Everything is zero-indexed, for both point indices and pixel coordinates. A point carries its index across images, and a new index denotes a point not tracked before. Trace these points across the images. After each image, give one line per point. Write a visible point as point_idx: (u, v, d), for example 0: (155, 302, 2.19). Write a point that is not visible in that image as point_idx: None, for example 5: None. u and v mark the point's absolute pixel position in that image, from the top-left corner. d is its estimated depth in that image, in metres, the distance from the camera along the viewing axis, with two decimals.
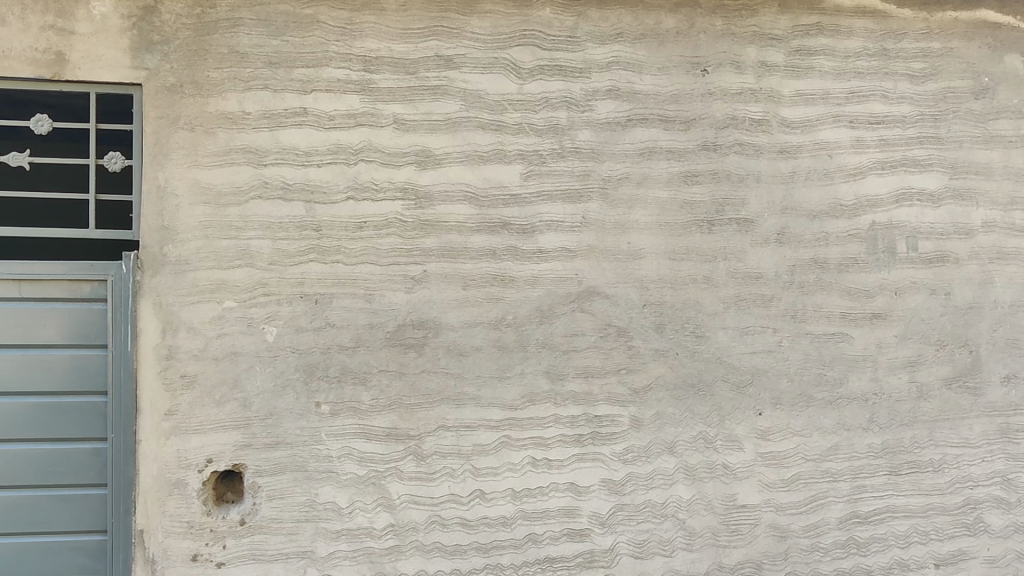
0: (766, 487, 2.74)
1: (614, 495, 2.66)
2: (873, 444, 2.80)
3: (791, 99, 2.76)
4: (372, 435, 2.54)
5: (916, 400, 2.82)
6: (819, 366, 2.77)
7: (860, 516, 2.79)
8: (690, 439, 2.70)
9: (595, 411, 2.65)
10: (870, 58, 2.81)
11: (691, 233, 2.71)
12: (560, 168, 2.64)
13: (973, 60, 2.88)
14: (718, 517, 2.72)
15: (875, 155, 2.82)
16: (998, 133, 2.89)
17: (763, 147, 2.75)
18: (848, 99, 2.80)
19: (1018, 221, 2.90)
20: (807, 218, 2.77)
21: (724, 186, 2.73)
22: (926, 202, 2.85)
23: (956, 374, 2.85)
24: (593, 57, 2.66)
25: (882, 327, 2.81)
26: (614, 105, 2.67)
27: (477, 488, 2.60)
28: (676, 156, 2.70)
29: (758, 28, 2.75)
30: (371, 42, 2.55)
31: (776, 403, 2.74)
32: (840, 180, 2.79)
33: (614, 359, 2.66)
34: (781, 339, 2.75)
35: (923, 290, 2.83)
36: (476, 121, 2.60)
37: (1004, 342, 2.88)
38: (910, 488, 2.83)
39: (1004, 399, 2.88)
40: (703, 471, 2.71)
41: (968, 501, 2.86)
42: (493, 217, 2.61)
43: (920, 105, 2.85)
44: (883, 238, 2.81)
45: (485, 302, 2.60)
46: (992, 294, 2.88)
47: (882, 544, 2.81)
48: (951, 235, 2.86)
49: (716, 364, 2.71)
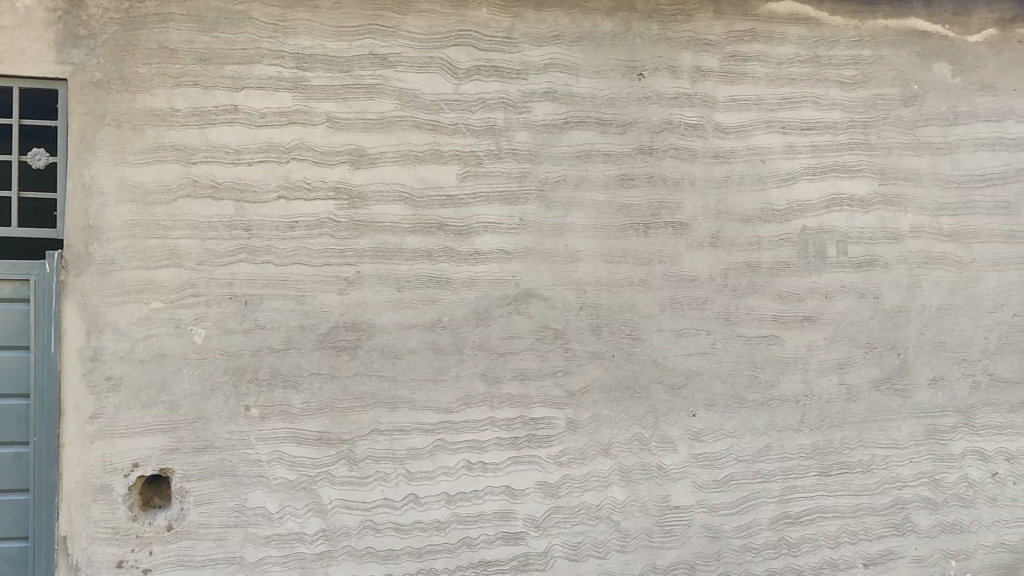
0: (699, 488, 2.75)
1: (548, 497, 2.65)
2: (803, 445, 2.84)
3: (724, 105, 2.78)
4: (303, 439, 2.50)
5: (845, 402, 2.86)
6: (752, 368, 2.79)
7: (791, 517, 2.83)
8: (624, 441, 2.70)
9: (531, 413, 2.64)
10: (803, 65, 2.85)
11: (627, 236, 2.71)
12: (497, 169, 2.62)
13: (901, 68, 2.94)
14: (652, 518, 2.72)
15: (808, 160, 2.85)
16: (926, 139, 2.95)
17: (698, 152, 2.76)
18: (781, 105, 2.83)
19: (945, 226, 2.95)
20: (740, 223, 2.79)
21: (660, 189, 2.74)
22: (856, 208, 2.89)
23: (884, 376, 2.90)
24: (529, 59, 2.65)
25: (813, 330, 2.84)
26: (550, 107, 2.66)
27: (410, 493, 2.57)
28: (612, 160, 2.70)
29: (693, 33, 2.76)
30: (305, 39, 2.51)
31: (709, 405, 2.75)
32: (773, 185, 2.82)
33: (549, 362, 2.65)
34: (715, 342, 2.76)
35: (852, 293, 2.88)
36: (411, 121, 2.57)
37: (931, 345, 2.94)
38: (840, 488, 2.86)
39: (931, 401, 2.93)
40: (637, 473, 2.71)
41: (896, 502, 2.91)
42: (428, 218, 2.58)
43: (851, 112, 2.89)
44: (815, 242, 2.85)
45: (419, 304, 2.57)
46: (919, 298, 2.93)
47: (812, 544, 2.84)
48: (880, 240, 2.90)
49: (651, 366, 2.71)
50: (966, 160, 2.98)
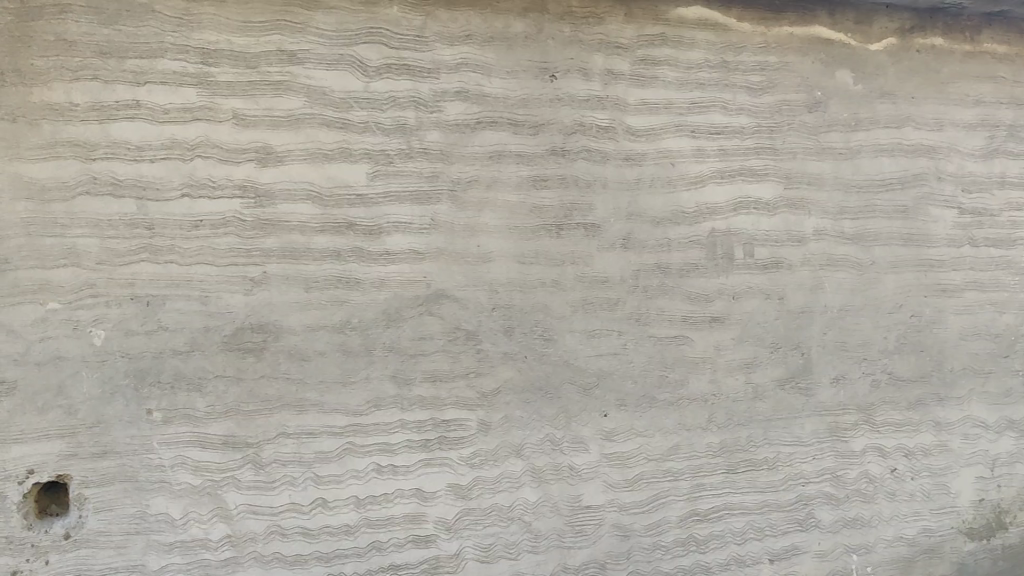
0: (610, 488, 2.77)
1: (460, 499, 2.64)
2: (712, 443, 2.88)
3: (635, 108, 2.80)
4: (207, 444, 2.45)
5: (752, 401, 2.92)
6: (662, 368, 2.82)
7: (699, 514, 2.88)
8: (536, 441, 2.70)
9: (442, 415, 2.62)
10: (711, 70, 2.88)
11: (540, 237, 2.71)
12: (408, 169, 2.58)
13: (805, 75, 3.00)
14: (564, 519, 2.73)
15: (715, 164, 2.89)
16: (829, 145, 3.02)
17: (609, 154, 2.77)
18: (690, 109, 2.86)
19: (847, 230, 3.03)
20: (651, 225, 2.82)
21: (572, 191, 2.74)
22: (762, 211, 2.94)
23: (788, 375, 2.96)
24: (441, 58, 2.61)
25: (721, 330, 2.89)
26: (462, 107, 2.63)
27: (318, 497, 2.53)
28: (524, 161, 2.69)
29: (604, 36, 2.76)
30: (209, 34, 2.44)
31: (620, 405, 2.77)
32: (682, 188, 2.85)
33: (461, 363, 2.64)
34: (626, 342, 2.78)
35: (758, 295, 2.93)
36: (319, 119, 2.51)
37: (834, 345, 3.01)
38: (746, 486, 2.93)
39: (833, 399, 3.01)
40: (549, 474, 2.71)
41: (800, 498, 2.99)
42: (337, 218, 2.53)
43: (757, 117, 2.95)
44: (722, 245, 2.89)
45: (328, 305, 2.53)
46: (822, 299, 3.00)
47: (719, 541, 2.91)
48: (785, 242, 2.97)
49: (563, 367, 2.72)
50: (867, 165, 3.06)
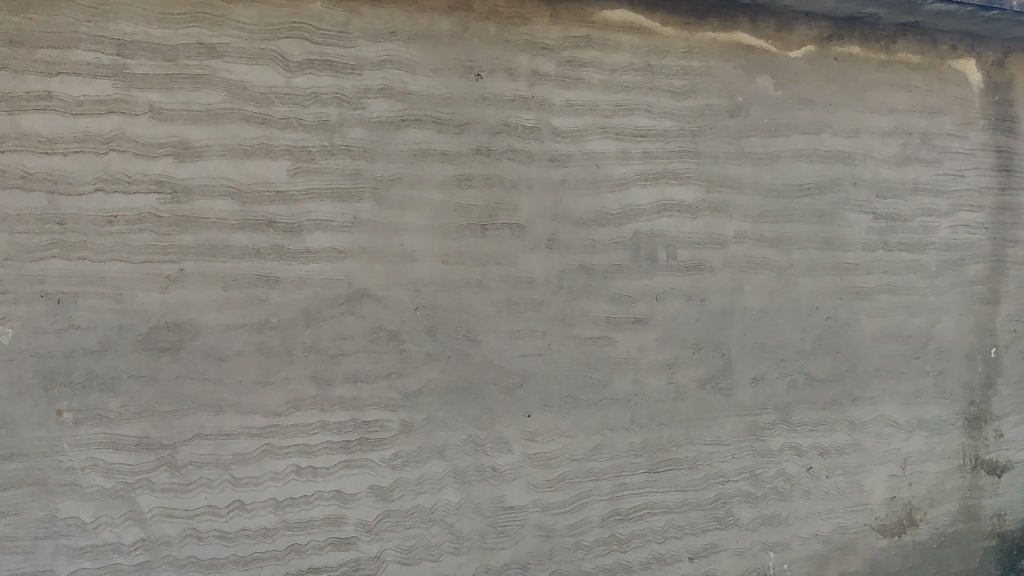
0: (533, 488, 2.77)
1: (381, 501, 2.61)
2: (633, 443, 2.90)
3: (561, 109, 2.80)
4: (120, 445, 2.39)
5: (673, 401, 2.95)
6: (585, 369, 2.83)
7: (621, 513, 2.90)
8: (459, 442, 2.69)
9: (363, 416, 2.58)
10: (635, 74, 2.90)
11: (464, 237, 2.69)
12: (330, 166, 2.54)
13: (728, 80, 3.05)
14: (486, 519, 2.73)
15: (640, 166, 2.92)
16: (750, 149, 3.07)
17: (534, 155, 2.77)
18: (615, 112, 2.88)
19: (767, 233, 3.09)
20: (575, 226, 2.82)
21: (497, 191, 2.73)
22: (685, 213, 2.98)
23: (709, 375, 3.00)
24: (365, 54, 2.57)
25: (644, 331, 2.91)
26: (386, 105, 2.59)
27: (235, 499, 2.48)
28: (449, 160, 2.67)
29: (530, 37, 2.76)
30: (126, 25, 2.37)
31: (543, 405, 2.77)
32: (607, 190, 2.87)
33: (383, 363, 2.60)
34: (550, 343, 2.79)
35: (680, 296, 2.96)
36: (239, 114, 2.46)
37: (754, 345, 3.06)
38: (667, 485, 2.96)
39: (752, 399, 3.06)
40: (472, 475, 2.70)
41: (719, 497, 3.04)
42: (256, 215, 2.47)
43: (681, 121, 2.97)
44: (645, 246, 2.92)
45: (246, 304, 2.47)
46: (742, 301, 3.05)
47: (640, 540, 2.93)
48: (707, 244, 3.01)
49: (487, 368, 2.71)
50: (785, 171, 3.12)
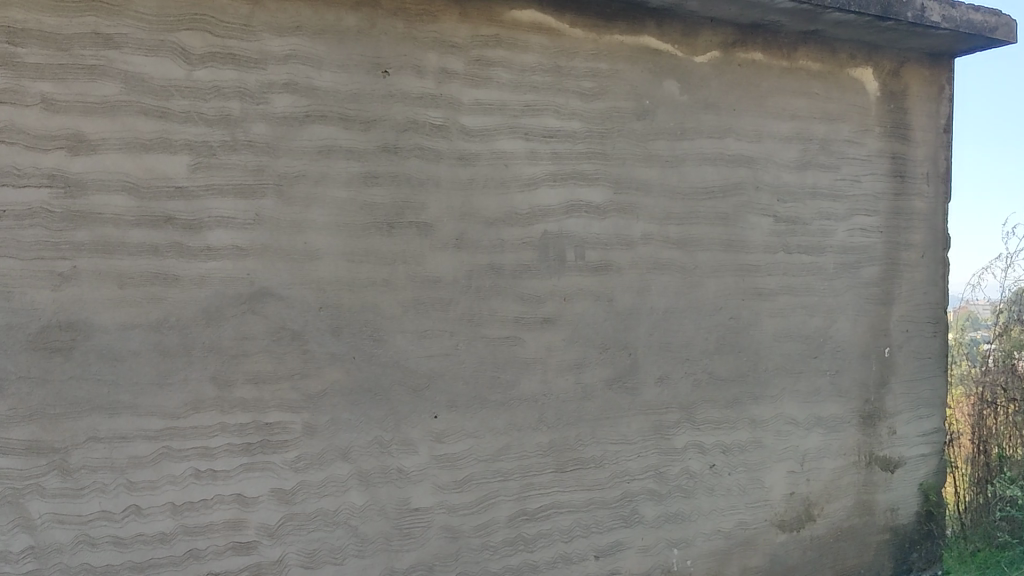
0: (439, 489, 2.75)
1: (283, 504, 2.54)
2: (541, 443, 2.91)
3: (469, 108, 2.79)
4: (8, 450, 2.25)
5: (580, 401, 2.97)
6: (493, 369, 2.82)
7: (527, 514, 2.90)
8: (364, 444, 2.65)
9: (265, 418, 2.51)
10: (544, 74, 2.91)
11: (371, 235, 2.65)
12: (231, 162, 2.48)
13: (636, 83, 3.08)
14: (391, 522, 2.69)
15: (548, 166, 2.92)
16: (657, 152, 3.12)
17: (442, 153, 2.75)
18: (523, 112, 2.88)
19: (673, 235, 3.16)
20: (484, 226, 2.82)
21: (404, 189, 2.70)
22: (593, 214, 3.00)
23: (616, 375, 3.04)
24: (269, 48, 2.51)
25: (551, 331, 2.92)
26: (290, 100, 2.54)
27: (131, 504, 2.37)
28: (355, 157, 2.63)
29: (438, 35, 2.74)
30: (16, 11, 2.25)
31: (450, 406, 2.76)
32: (515, 190, 2.87)
33: (286, 364, 2.54)
34: (458, 343, 2.77)
35: (588, 297, 2.99)
36: (136, 107, 2.38)
37: (659, 345, 3.12)
38: (573, 484, 2.97)
39: (657, 398, 3.12)
40: (377, 477, 2.67)
41: (624, 495, 3.07)
42: (154, 211, 2.39)
43: (589, 122, 2.99)
44: (554, 247, 2.93)
45: (143, 302, 2.38)
46: (649, 301, 3.10)
47: (547, 539, 2.94)
48: (614, 245, 3.04)
49: (393, 368, 2.68)
50: (691, 173, 3.19)
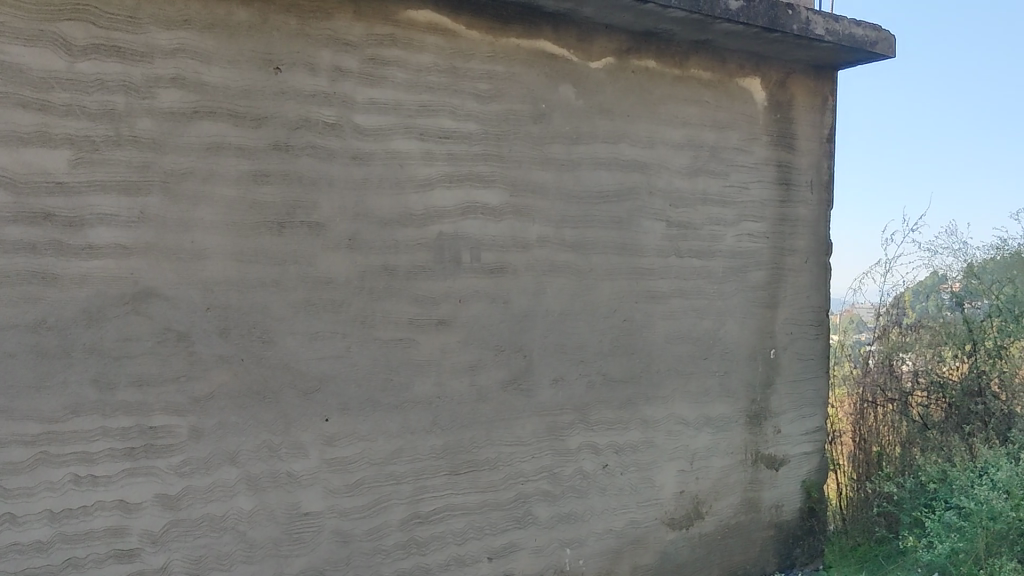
0: (331, 493, 2.71)
1: (167, 510, 2.47)
2: (434, 446, 2.90)
3: (364, 107, 2.76)
4: None
5: (475, 403, 2.97)
6: (386, 371, 2.80)
7: (420, 517, 2.88)
8: (253, 448, 2.59)
9: (149, 422, 2.44)
10: (440, 75, 2.90)
11: (261, 234, 2.60)
12: (115, 158, 2.39)
13: (531, 87, 3.10)
14: (281, 526, 2.64)
15: (444, 167, 2.92)
16: (553, 155, 3.15)
17: (335, 152, 2.71)
18: (419, 112, 2.86)
19: (568, 237, 3.19)
20: (378, 226, 2.79)
21: (296, 188, 2.65)
22: (488, 217, 3.01)
23: (510, 377, 3.05)
24: (155, 42, 2.43)
25: (445, 334, 2.92)
26: (177, 95, 2.47)
27: (5, 512, 2.25)
28: (245, 154, 2.57)
29: (333, 32, 2.70)
30: None
31: (342, 409, 2.73)
32: (410, 190, 2.85)
33: (171, 366, 2.47)
34: (350, 344, 2.74)
35: (483, 298, 2.99)
36: (15, 98, 2.26)
37: (554, 347, 3.16)
38: (467, 486, 2.97)
39: (551, 399, 3.15)
40: (266, 481, 2.62)
41: (518, 496, 3.08)
42: (33, 207, 2.29)
43: (485, 124, 3.00)
44: (449, 248, 2.93)
45: (20, 303, 2.27)
46: (544, 303, 3.13)
47: (440, 542, 2.93)
48: (510, 248, 3.06)
49: (283, 370, 2.63)
50: (586, 178, 3.23)
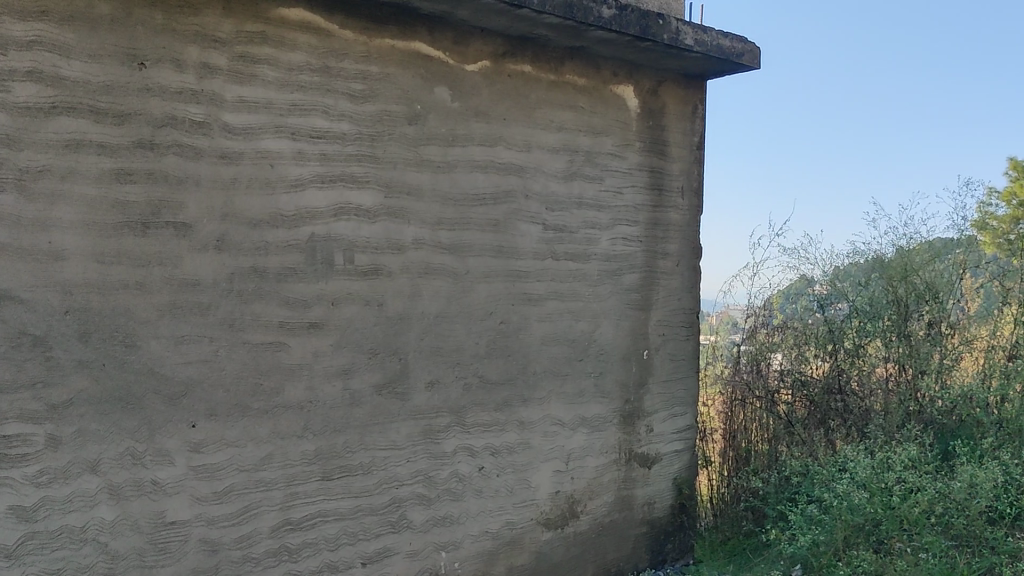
0: (197, 502, 2.64)
1: (22, 523, 2.34)
2: (306, 451, 2.86)
3: (233, 105, 2.70)
4: None
5: (348, 407, 2.94)
6: (255, 376, 2.75)
7: (292, 523, 2.83)
8: (114, 456, 2.50)
9: (2, 431, 2.31)
10: (313, 74, 2.86)
11: (124, 235, 2.51)
12: None
13: (406, 88, 3.08)
14: (145, 536, 2.55)
15: (316, 168, 2.87)
16: (428, 157, 3.15)
17: (202, 151, 2.64)
18: (290, 111, 2.81)
19: (443, 240, 3.19)
20: (247, 227, 2.73)
21: (161, 187, 2.57)
22: (362, 218, 2.98)
23: (385, 380, 3.04)
24: (10, 33, 2.32)
25: (318, 337, 2.88)
26: (34, 89, 2.36)
27: None
28: (107, 152, 2.48)
29: (200, 28, 2.63)
30: None
31: (209, 415, 2.66)
32: (281, 190, 2.80)
33: (26, 373, 2.36)
34: (218, 349, 2.67)
35: (357, 301, 2.97)
36: None
37: (429, 350, 3.15)
38: (340, 492, 2.94)
39: (426, 402, 3.15)
40: (129, 490, 2.52)
41: (392, 501, 3.07)
42: None
43: (359, 125, 2.97)
44: (322, 250, 2.89)
45: None
46: (419, 306, 3.13)
47: (312, 549, 2.88)
48: (384, 250, 3.03)
49: (147, 376, 2.55)
50: (462, 180, 3.24)
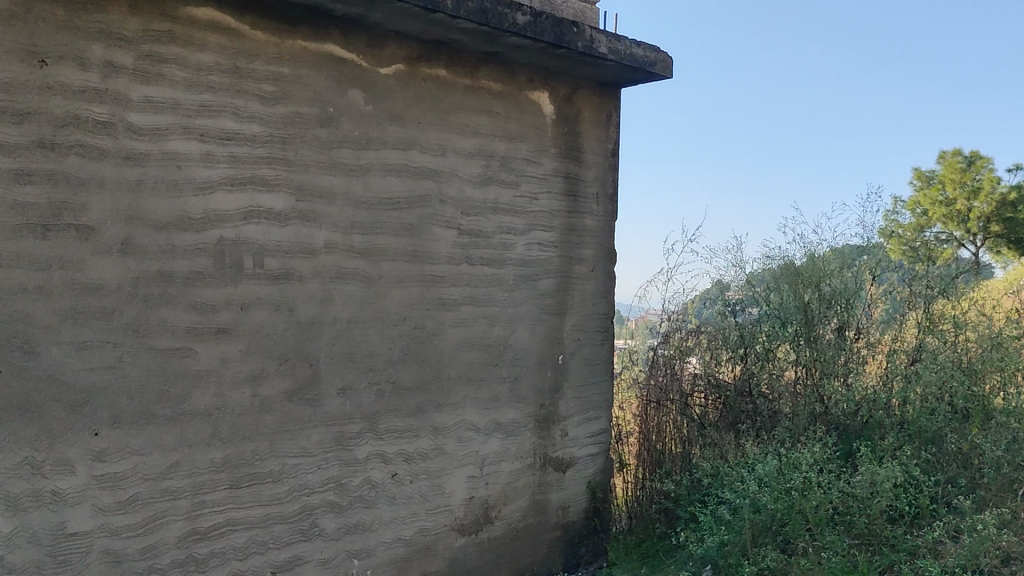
0: (100, 512, 2.57)
1: None
2: (214, 459, 2.80)
3: (139, 105, 2.63)
4: None
5: (258, 414, 2.90)
6: (161, 382, 2.68)
7: (199, 533, 2.77)
8: (11, 466, 2.41)
9: None
10: (223, 75, 2.81)
11: (22, 237, 2.43)
12: None
13: (319, 90, 3.05)
14: (44, 549, 2.46)
15: (225, 170, 2.82)
16: (342, 161, 3.12)
17: (107, 151, 2.57)
18: (199, 112, 2.76)
19: (356, 245, 3.17)
20: (154, 230, 2.67)
21: (62, 188, 2.49)
22: (272, 222, 2.94)
23: (296, 387, 3.00)
24: None
25: (226, 342, 2.82)
26: None
27: None
28: (4, 152, 2.40)
29: (104, 26, 2.56)
30: None
31: (113, 422, 2.59)
32: (189, 193, 2.74)
33: None
34: (122, 355, 2.61)
35: (267, 306, 2.92)
36: None
37: (341, 355, 3.12)
38: (249, 500, 2.89)
39: (339, 409, 3.11)
40: (27, 501, 2.44)
41: (303, 508, 3.02)
42: None
43: (270, 127, 2.93)
44: (231, 254, 2.84)
45: None
46: (331, 311, 3.10)
47: (220, 559, 2.82)
48: (295, 254, 3.00)
49: (47, 382, 2.47)
50: (376, 184, 3.22)
